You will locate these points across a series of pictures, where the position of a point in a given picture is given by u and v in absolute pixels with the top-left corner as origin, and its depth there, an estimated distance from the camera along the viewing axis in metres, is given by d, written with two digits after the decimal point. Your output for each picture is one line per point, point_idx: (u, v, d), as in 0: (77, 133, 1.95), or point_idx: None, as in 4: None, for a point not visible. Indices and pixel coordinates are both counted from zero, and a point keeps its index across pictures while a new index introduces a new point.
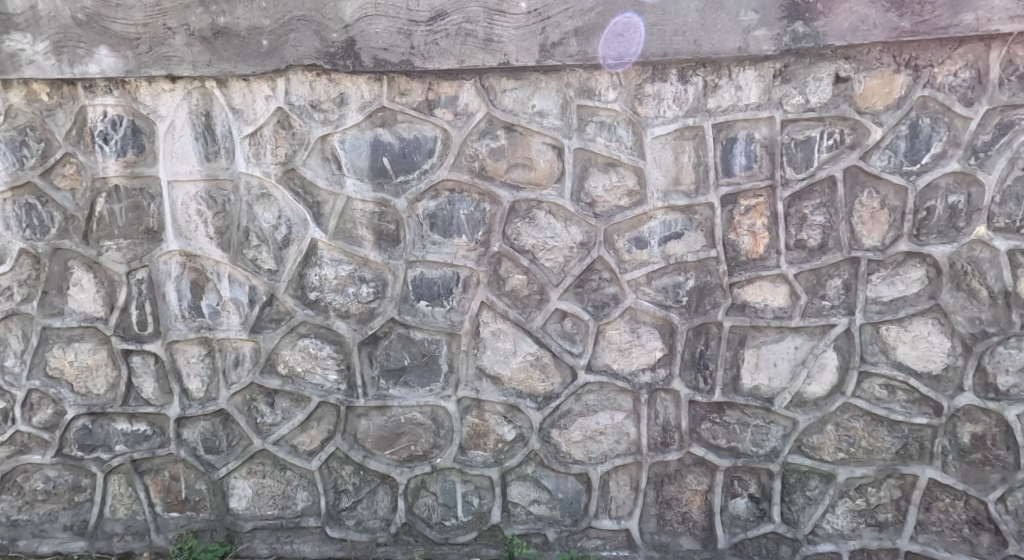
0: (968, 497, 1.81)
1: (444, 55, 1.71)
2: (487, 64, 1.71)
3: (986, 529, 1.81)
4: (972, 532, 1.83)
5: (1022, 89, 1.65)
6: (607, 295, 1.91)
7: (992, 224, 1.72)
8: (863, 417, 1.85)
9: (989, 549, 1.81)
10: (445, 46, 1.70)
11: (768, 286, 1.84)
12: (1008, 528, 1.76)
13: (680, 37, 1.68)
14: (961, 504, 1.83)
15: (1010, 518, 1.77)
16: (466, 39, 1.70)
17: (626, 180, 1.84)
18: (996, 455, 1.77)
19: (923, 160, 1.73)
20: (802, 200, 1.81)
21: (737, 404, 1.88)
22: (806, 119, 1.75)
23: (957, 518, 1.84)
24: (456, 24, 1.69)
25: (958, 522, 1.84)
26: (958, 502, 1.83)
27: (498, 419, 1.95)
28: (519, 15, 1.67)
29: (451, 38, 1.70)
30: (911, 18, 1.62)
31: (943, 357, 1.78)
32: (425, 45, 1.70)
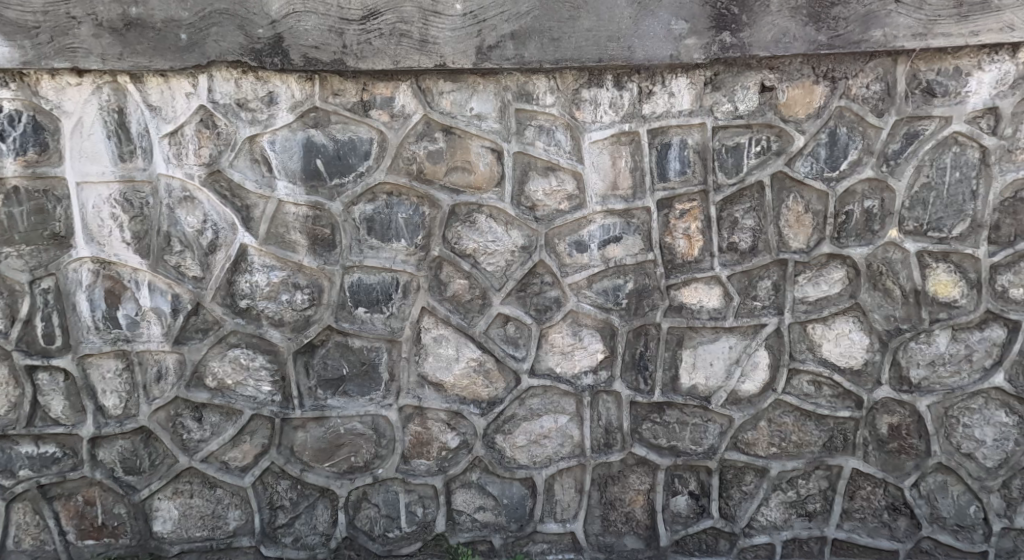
0: (887, 484, 1.95)
1: (378, 55, 1.66)
2: (423, 65, 1.68)
3: (902, 513, 1.96)
4: (891, 517, 1.97)
5: (925, 102, 1.78)
6: (549, 298, 1.91)
7: (902, 227, 1.85)
8: (793, 412, 1.95)
9: (906, 531, 1.96)
10: (380, 46, 1.65)
11: (702, 288, 1.90)
12: (922, 511, 1.93)
13: (614, 43, 1.70)
14: (880, 491, 1.96)
15: (922, 502, 1.94)
16: (400, 40, 1.65)
17: (565, 184, 1.85)
18: (910, 443, 1.92)
19: (841, 166, 1.83)
20: (733, 204, 1.88)
21: (676, 403, 1.93)
22: (735, 126, 1.81)
23: (877, 504, 1.98)
24: (390, 24, 1.64)
25: (878, 508, 1.98)
26: (877, 489, 1.97)
27: (442, 427, 1.92)
28: (455, 16, 1.65)
29: (386, 38, 1.65)
30: (827, 32, 1.71)
31: (862, 353, 1.91)
32: (358, 44, 1.65)
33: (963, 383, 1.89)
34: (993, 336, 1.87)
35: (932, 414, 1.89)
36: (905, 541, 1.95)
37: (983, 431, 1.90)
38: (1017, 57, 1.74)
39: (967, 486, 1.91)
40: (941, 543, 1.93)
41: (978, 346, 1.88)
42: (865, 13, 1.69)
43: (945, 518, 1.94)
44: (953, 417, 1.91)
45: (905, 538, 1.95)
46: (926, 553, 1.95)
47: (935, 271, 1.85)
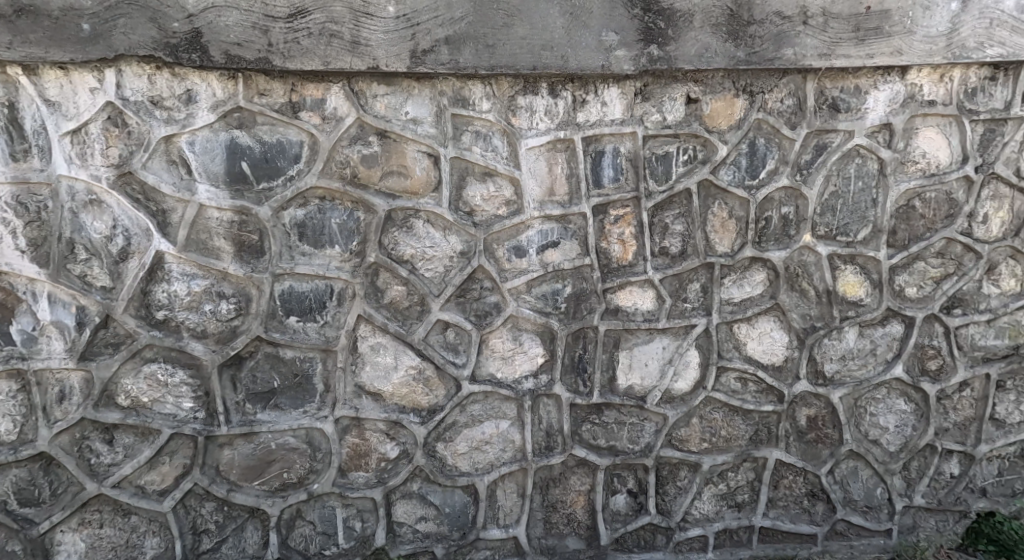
0: (807, 473, 2.09)
1: (307, 56, 1.60)
2: (355, 67, 1.64)
3: (820, 499, 2.11)
4: (810, 502, 2.12)
5: (831, 116, 1.94)
6: (488, 304, 1.91)
7: (815, 232, 2.00)
8: (722, 408, 2.06)
9: (823, 515, 2.12)
10: (308, 46, 1.60)
11: (636, 291, 1.96)
12: (836, 495, 2.09)
13: (548, 52, 1.73)
14: (801, 480, 2.11)
15: (836, 487, 2.11)
16: (330, 40, 1.61)
17: (502, 190, 1.86)
18: (826, 433, 2.07)
19: (760, 175, 1.96)
20: (664, 210, 1.96)
21: (614, 404, 1.99)
22: (664, 136, 1.89)
23: (798, 492, 2.12)
24: (319, 23, 1.59)
25: (799, 495, 2.12)
26: (798, 478, 2.11)
27: (381, 437, 1.87)
28: (388, 19, 1.62)
29: (314, 38, 1.60)
30: (745, 49, 1.82)
31: (782, 350, 2.04)
32: (285, 43, 1.59)
33: (869, 375, 2.07)
34: (893, 331, 2.06)
35: (844, 405, 2.05)
36: (822, 524, 2.11)
37: (887, 418, 2.10)
38: (906, 79, 1.93)
39: (875, 470, 2.11)
40: (853, 523, 2.11)
41: (881, 341, 2.06)
42: (777, 32, 1.82)
43: (856, 501, 2.12)
44: (861, 407, 2.09)
45: (822, 522, 2.11)
46: (841, 533, 2.13)
47: (844, 273, 2.02)
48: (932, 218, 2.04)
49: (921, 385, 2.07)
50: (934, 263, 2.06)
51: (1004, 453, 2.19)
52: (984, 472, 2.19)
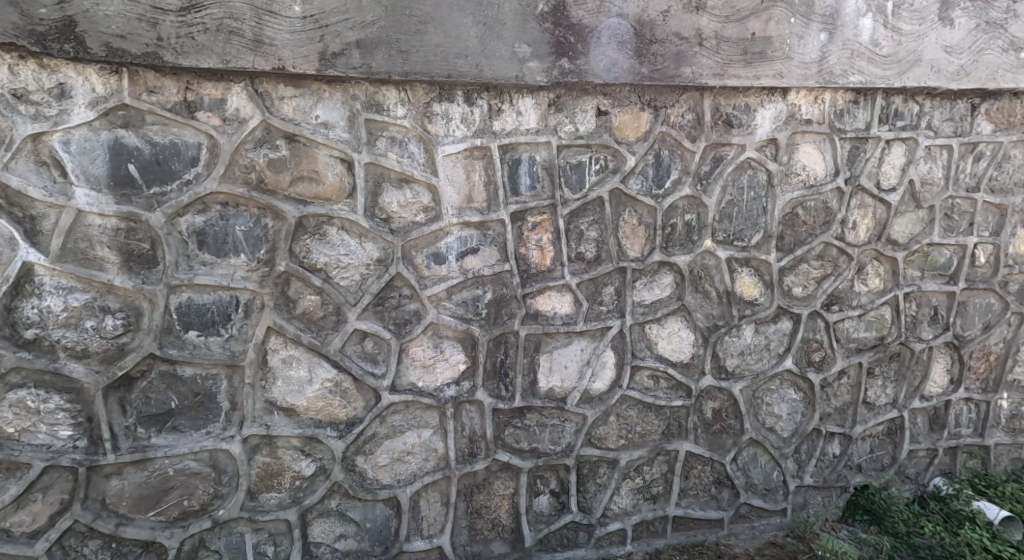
0: (713, 462, 2.25)
1: (204, 52, 1.50)
2: (258, 67, 1.55)
3: (726, 485, 2.27)
4: (717, 490, 2.28)
5: (726, 131, 2.10)
6: (408, 311, 1.88)
7: (715, 238, 2.16)
8: (637, 406, 2.15)
9: (729, 500, 2.28)
10: (205, 42, 1.50)
11: (555, 295, 2.02)
12: (739, 481, 2.27)
13: (463, 60, 1.74)
14: (709, 469, 2.26)
15: (739, 474, 2.28)
16: (230, 37, 1.52)
17: (420, 196, 1.84)
18: (729, 423, 2.25)
19: (665, 184, 2.09)
20: (578, 217, 2.02)
21: (535, 407, 2.02)
22: (577, 145, 1.97)
23: (706, 480, 2.27)
24: (217, 19, 1.50)
25: (707, 484, 2.27)
26: (706, 467, 2.26)
27: (295, 455, 1.77)
28: (294, 18, 1.56)
29: (211, 34, 1.50)
30: (648, 66, 1.94)
31: (689, 348, 2.18)
32: (177, 38, 1.48)
33: (764, 368, 2.26)
34: (783, 327, 2.27)
35: (744, 397, 2.23)
36: (728, 508, 2.28)
37: (780, 407, 2.32)
38: (787, 99, 2.14)
39: (772, 455, 2.31)
40: (754, 506, 2.30)
41: (773, 336, 2.26)
42: (676, 52, 1.95)
43: (756, 484, 2.31)
44: (759, 398, 2.28)
45: (728, 506, 2.28)
46: (744, 516, 2.31)
47: (741, 275, 2.20)
48: (812, 224, 2.26)
49: (807, 375, 2.31)
50: (815, 265, 2.30)
51: (875, 433, 2.49)
52: (859, 450, 2.47)
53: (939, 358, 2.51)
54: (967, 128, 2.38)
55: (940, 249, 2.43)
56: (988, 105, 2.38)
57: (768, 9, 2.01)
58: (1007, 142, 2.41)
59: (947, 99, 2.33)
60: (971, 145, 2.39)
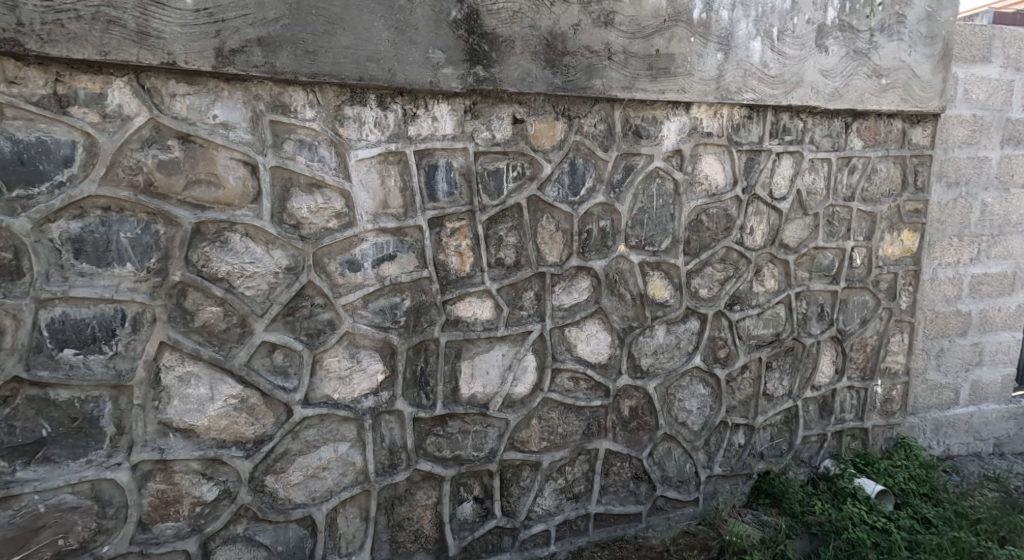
0: (632, 458, 2.35)
1: (76, 42, 1.36)
2: (144, 61, 1.43)
3: (643, 480, 2.38)
4: (636, 484, 2.38)
5: (635, 142, 2.20)
6: (322, 321, 1.79)
7: (629, 243, 2.25)
8: (558, 408, 2.19)
9: (646, 494, 2.39)
10: (78, 31, 1.36)
11: (475, 301, 2.01)
12: (655, 475, 2.40)
13: (374, 64, 1.70)
14: (628, 465, 2.36)
15: (655, 467, 2.41)
16: (109, 27, 1.38)
17: (332, 202, 1.76)
18: (646, 420, 2.35)
19: (580, 192, 2.15)
20: (497, 223, 2.03)
21: (457, 414, 2.00)
22: (494, 153, 1.97)
23: (626, 476, 2.36)
24: (92, 7, 1.37)
25: (627, 479, 2.37)
26: (626, 464, 2.35)
27: (195, 479, 1.62)
28: (185, 11, 1.45)
29: (87, 23, 1.36)
30: (562, 76, 1.99)
31: (607, 349, 2.26)
32: (43, 25, 1.33)
33: (675, 365, 2.40)
34: (692, 327, 2.42)
35: (657, 394, 2.36)
36: (645, 502, 2.39)
37: (690, 402, 2.46)
38: (690, 113, 2.28)
39: (684, 448, 2.45)
40: (669, 498, 2.43)
41: (682, 336, 2.41)
42: (587, 65, 2.02)
43: (671, 477, 2.45)
44: (671, 394, 2.41)
45: (645, 500, 2.39)
46: (660, 508, 2.43)
47: (652, 278, 2.31)
48: (715, 230, 2.42)
49: (714, 370, 2.47)
50: (718, 267, 2.46)
51: (773, 422, 2.69)
52: (761, 439, 2.67)
53: (826, 352, 2.76)
54: (843, 143, 2.64)
55: (824, 252, 2.68)
56: (858, 123, 2.66)
57: (670, 28, 2.14)
58: (875, 157, 2.71)
59: (825, 117, 2.58)
60: (846, 159, 2.66)
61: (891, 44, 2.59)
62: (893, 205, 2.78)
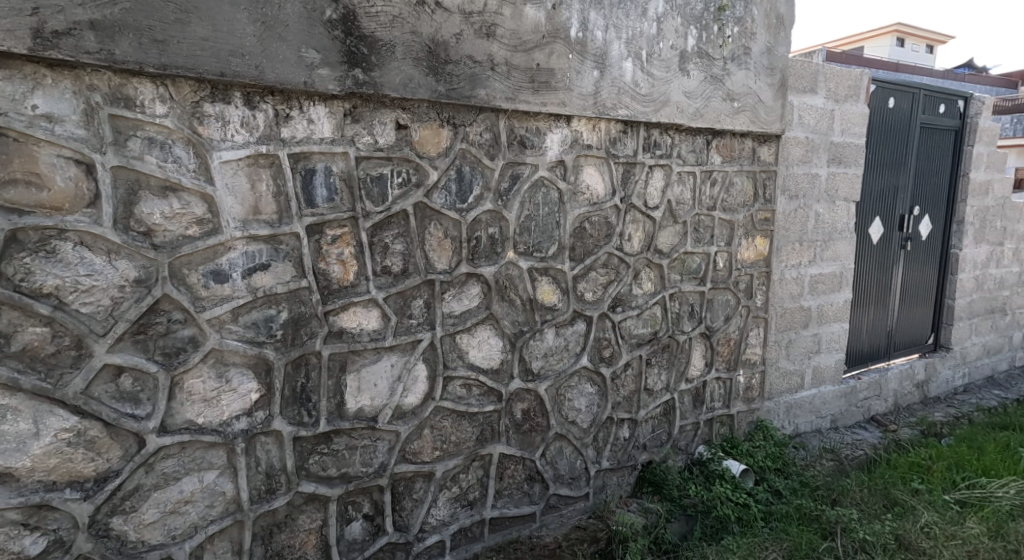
0: (525, 459, 2.40)
1: None
2: None
3: (537, 480, 2.45)
4: (529, 485, 2.44)
5: (520, 151, 2.25)
6: (182, 338, 1.62)
7: (517, 249, 2.30)
8: (450, 416, 2.19)
9: (539, 494, 2.46)
10: None
11: (360, 311, 1.95)
12: (548, 474, 2.47)
13: (238, 59, 1.59)
14: (521, 467, 2.40)
15: (548, 467, 2.48)
16: None
17: (192, 207, 1.60)
18: (537, 421, 2.43)
19: (468, 199, 2.15)
20: (383, 230, 1.98)
21: (344, 430, 1.92)
22: (377, 158, 1.92)
23: (520, 478, 2.41)
24: None
25: (520, 481, 2.41)
26: (519, 466, 2.40)
27: (14, 531, 1.38)
28: None
29: None
30: (445, 84, 1.99)
31: (499, 354, 2.29)
32: None
33: (564, 366, 2.49)
34: (579, 329, 2.53)
35: (548, 395, 2.44)
36: (539, 501, 2.45)
37: (579, 401, 2.56)
38: (571, 125, 2.38)
39: (574, 446, 2.55)
40: (561, 495, 2.52)
41: (570, 338, 2.50)
42: (471, 74, 2.04)
43: (563, 475, 2.53)
44: (562, 394, 2.50)
45: (539, 500, 2.45)
46: (553, 506, 2.50)
47: (541, 283, 2.38)
48: (597, 237, 2.54)
49: (600, 369, 2.61)
50: (601, 272, 2.58)
51: (654, 415, 2.86)
52: (644, 432, 2.83)
53: (697, 347, 2.99)
54: (705, 158, 2.89)
55: (692, 257, 2.91)
56: (717, 141, 2.92)
57: (550, 44, 2.22)
58: (731, 171, 3.00)
59: (690, 134, 2.80)
60: (708, 173, 2.91)
61: (741, 72, 2.90)
62: (747, 215, 3.10)
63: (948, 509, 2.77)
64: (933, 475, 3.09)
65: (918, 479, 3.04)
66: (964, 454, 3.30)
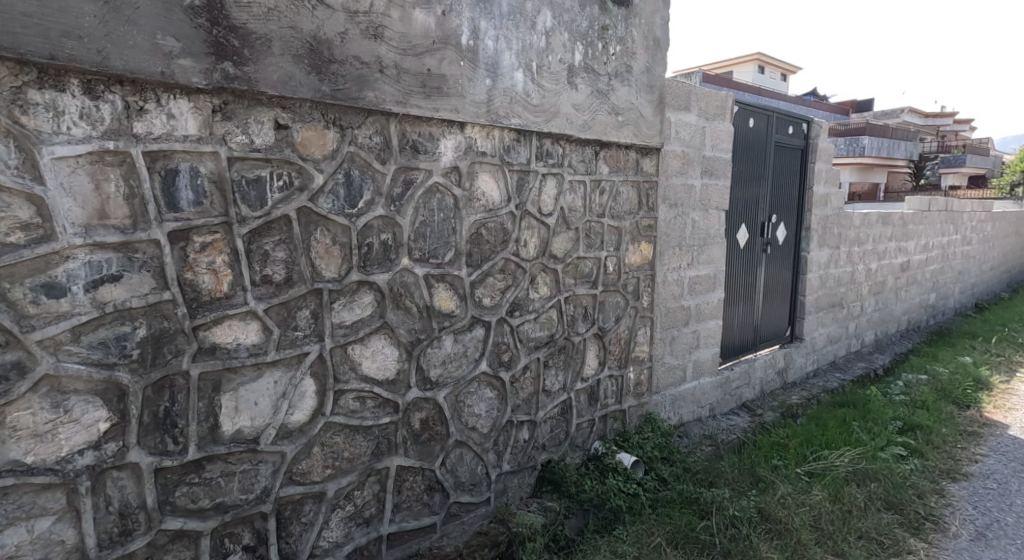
0: (424, 470, 2.34)
1: None
2: None
3: (437, 490, 2.40)
4: (429, 496, 2.37)
5: (413, 156, 2.19)
6: (5, 364, 1.39)
7: (412, 256, 2.23)
8: (342, 431, 2.07)
9: (440, 503, 2.41)
10: None
11: (237, 325, 1.79)
12: (448, 483, 2.42)
13: (73, 41, 1.40)
14: (420, 478, 2.34)
15: (448, 475, 2.43)
16: None
17: (15, 210, 1.38)
18: (436, 430, 2.37)
19: (358, 204, 2.06)
20: (262, 236, 1.84)
21: (218, 455, 1.75)
22: (253, 159, 1.78)
23: (419, 490, 2.34)
24: None
25: (420, 492, 2.34)
26: (418, 477, 2.33)
27: None
28: None
29: None
30: (330, 84, 1.90)
31: (395, 364, 2.21)
32: None
33: (463, 373, 2.46)
34: (477, 334, 2.51)
35: (447, 403, 2.40)
36: (440, 511, 2.40)
37: (479, 407, 2.54)
38: (465, 132, 2.35)
39: (475, 452, 2.53)
40: (462, 502, 2.49)
41: (469, 344, 2.48)
42: (357, 75, 1.96)
43: (464, 482, 2.50)
44: (461, 401, 2.47)
45: (439, 509, 2.40)
46: (454, 514, 2.46)
47: (438, 290, 2.34)
48: (493, 243, 2.54)
49: (499, 374, 2.60)
50: (498, 277, 2.58)
51: (553, 416, 2.91)
52: (543, 432, 2.87)
53: (591, 348, 3.09)
54: (594, 168, 2.99)
55: (584, 262, 3.00)
56: (605, 152, 3.04)
57: (440, 50, 2.19)
58: (618, 181, 3.14)
59: (580, 145, 2.89)
60: (597, 182, 3.02)
61: (624, 88, 3.05)
62: (633, 222, 3.26)
63: (799, 480, 3.10)
64: (789, 452, 3.44)
65: (778, 457, 3.36)
66: (812, 431, 3.71)
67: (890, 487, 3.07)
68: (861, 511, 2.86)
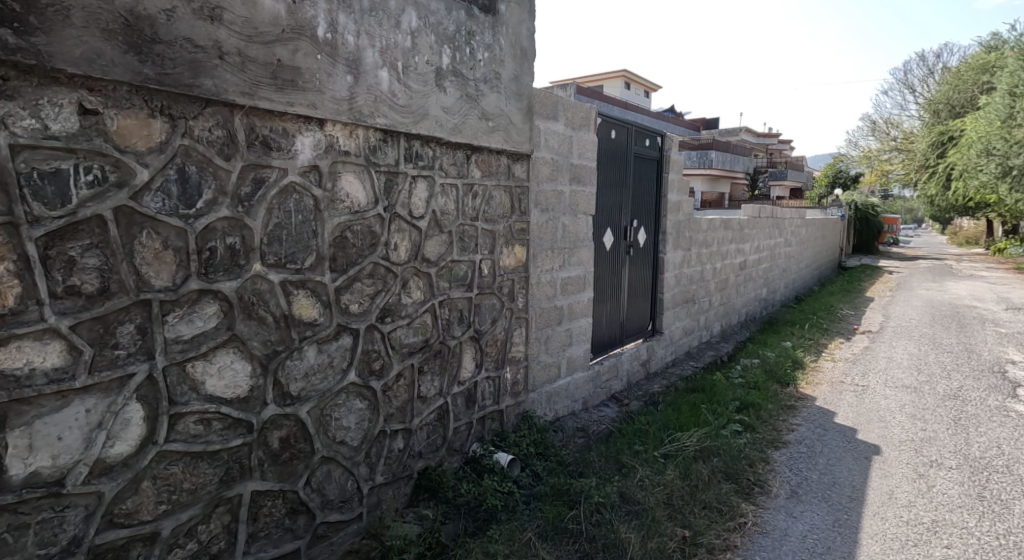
0: (285, 492, 2.14)
1: None
2: None
3: (300, 512, 2.20)
4: (292, 520, 2.18)
5: (263, 153, 1.99)
6: None
7: (266, 261, 2.03)
8: (181, 460, 1.82)
9: (304, 526, 2.22)
10: None
11: (30, 346, 1.50)
12: (314, 503, 2.24)
13: None
14: (281, 501, 2.13)
15: (313, 495, 2.25)
16: None
17: None
18: (298, 448, 2.18)
19: (196, 204, 1.83)
20: (66, 240, 1.56)
21: (4, 506, 1.46)
22: (49, 148, 1.50)
23: (280, 514, 2.13)
24: None
25: (281, 517, 2.14)
26: (278, 500, 2.12)
27: None
28: None
29: None
30: (153, 67, 1.66)
31: (247, 380, 1.99)
32: None
33: (328, 386, 2.28)
34: (344, 343, 2.35)
35: (310, 418, 2.21)
36: (304, 534, 2.21)
37: (348, 419, 2.38)
38: (325, 129, 2.19)
39: (344, 467, 2.37)
40: (330, 522, 2.32)
41: (335, 354, 2.31)
42: (190, 59, 1.74)
43: (332, 500, 2.33)
44: (327, 415, 2.29)
45: (304, 533, 2.21)
46: (322, 536, 2.29)
47: (297, 297, 2.15)
48: (360, 246, 2.39)
49: (369, 384, 2.46)
50: (368, 283, 2.44)
51: (429, 422, 2.82)
52: (419, 440, 2.77)
53: (467, 351, 3.04)
54: (465, 172, 2.95)
55: (458, 265, 2.95)
56: (476, 156, 3.01)
57: (292, 41, 2.02)
58: (490, 185, 3.13)
59: (450, 148, 2.83)
60: (469, 186, 2.98)
61: (492, 94, 3.05)
62: (506, 225, 3.27)
63: (656, 462, 3.30)
64: (649, 437, 3.66)
65: (639, 442, 3.55)
66: (668, 415, 3.98)
67: (728, 460, 3.39)
68: (705, 484, 3.11)
